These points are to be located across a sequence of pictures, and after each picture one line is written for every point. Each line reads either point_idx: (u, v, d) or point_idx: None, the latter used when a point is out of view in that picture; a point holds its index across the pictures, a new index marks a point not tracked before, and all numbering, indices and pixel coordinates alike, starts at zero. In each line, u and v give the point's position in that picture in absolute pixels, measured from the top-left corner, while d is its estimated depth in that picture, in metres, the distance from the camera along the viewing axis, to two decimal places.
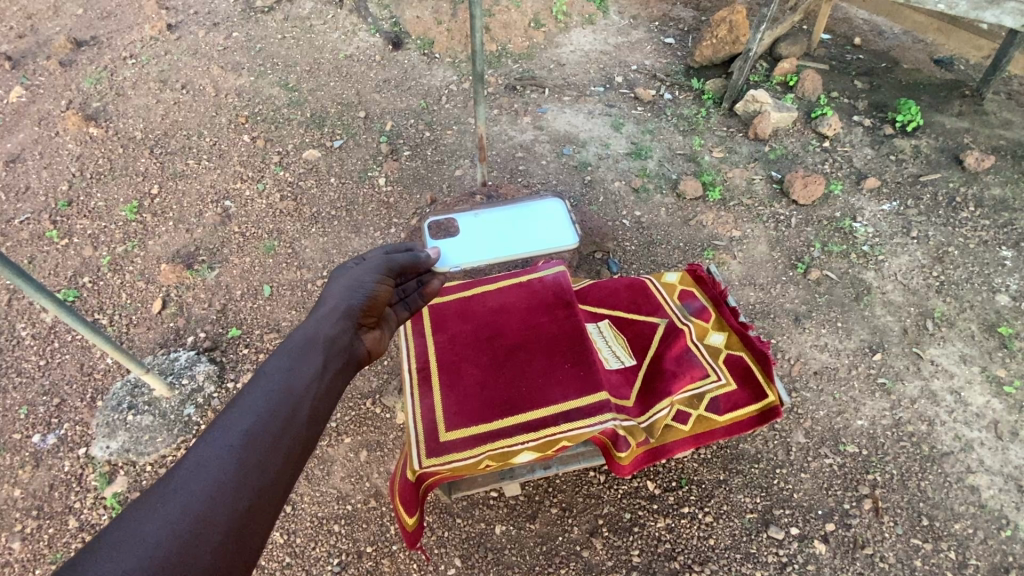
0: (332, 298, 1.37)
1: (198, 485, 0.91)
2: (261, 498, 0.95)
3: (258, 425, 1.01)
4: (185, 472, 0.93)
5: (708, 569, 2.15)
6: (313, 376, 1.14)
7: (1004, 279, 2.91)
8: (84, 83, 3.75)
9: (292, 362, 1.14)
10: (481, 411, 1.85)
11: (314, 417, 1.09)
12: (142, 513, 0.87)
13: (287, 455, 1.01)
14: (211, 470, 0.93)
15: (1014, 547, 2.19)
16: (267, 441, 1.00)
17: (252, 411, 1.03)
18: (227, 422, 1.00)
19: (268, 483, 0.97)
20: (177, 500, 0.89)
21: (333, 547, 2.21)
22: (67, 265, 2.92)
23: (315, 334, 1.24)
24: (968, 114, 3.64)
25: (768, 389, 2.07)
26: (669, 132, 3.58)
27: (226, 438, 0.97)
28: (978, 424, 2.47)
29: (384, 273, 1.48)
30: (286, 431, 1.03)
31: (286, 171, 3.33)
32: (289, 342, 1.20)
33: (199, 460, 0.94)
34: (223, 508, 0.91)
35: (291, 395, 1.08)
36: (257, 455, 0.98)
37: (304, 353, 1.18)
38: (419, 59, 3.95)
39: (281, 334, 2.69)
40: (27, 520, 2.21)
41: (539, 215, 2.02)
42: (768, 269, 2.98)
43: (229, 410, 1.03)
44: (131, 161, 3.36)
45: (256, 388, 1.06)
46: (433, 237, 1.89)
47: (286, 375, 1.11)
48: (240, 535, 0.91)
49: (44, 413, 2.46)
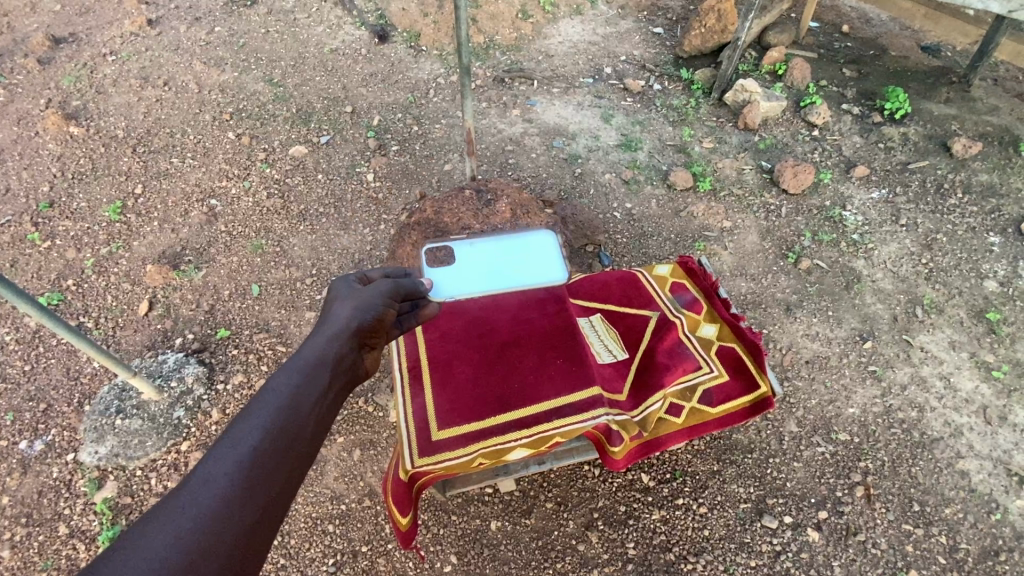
0: (339, 313, 1.33)
1: (205, 501, 0.90)
2: (263, 519, 0.93)
3: (265, 442, 0.99)
4: (193, 488, 0.91)
5: (704, 560, 2.16)
6: (321, 393, 1.12)
7: (992, 265, 2.93)
8: (63, 81, 3.68)
9: (300, 377, 1.12)
10: (473, 409, 1.84)
11: (318, 435, 1.07)
12: (149, 529, 0.85)
13: (290, 473, 0.99)
14: (220, 487, 0.92)
15: (1004, 531, 2.21)
16: (274, 459, 0.98)
17: (259, 425, 1.01)
18: (235, 437, 0.98)
19: (271, 502, 0.95)
20: (184, 516, 0.87)
21: (327, 547, 2.20)
22: (50, 268, 2.87)
23: (325, 349, 1.22)
24: (955, 101, 3.65)
25: (760, 380, 2.07)
26: (658, 123, 3.57)
27: (233, 455, 0.95)
28: (967, 410, 2.49)
29: (393, 294, 1.44)
30: (290, 448, 1.01)
31: (272, 168, 3.28)
32: (299, 357, 1.18)
33: (207, 477, 0.92)
34: (228, 530, 0.89)
35: (300, 412, 1.06)
36: (263, 473, 0.96)
37: (311, 369, 1.15)
38: (406, 52, 3.91)
39: (271, 333, 2.67)
40: (16, 528, 2.18)
41: (528, 251, 1.82)
42: (759, 259, 2.98)
43: (237, 422, 1.01)
44: (112, 161, 3.30)
45: (265, 402, 1.05)
46: (427, 265, 1.76)
47: (295, 391, 1.09)
48: (244, 556, 0.89)
49: (30, 420, 2.42)
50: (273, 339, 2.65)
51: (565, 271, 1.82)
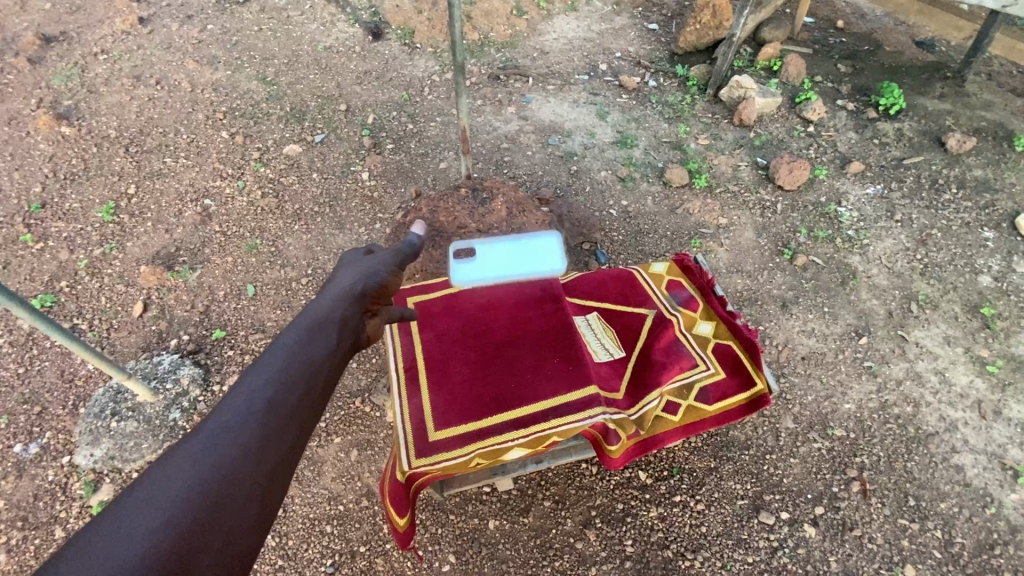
0: (344, 279, 1.35)
1: (222, 446, 0.89)
2: (280, 464, 0.92)
3: (279, 393, 0.98)
4: (209, 434, 0.90)
5: (701, 556, 2.17)
6: (330, 349, 1.12)
7: (986, 260, 2.94)
8: (54, 80, 3.65)
9: (309, 336, 1.12)
10: (469, 409, 1.83)
11: (329, 389, 1.07)
12: (165, 474, 0.84)
13: (305, 424, 0.98)
14: (236, 432, 0.91)
15: (998, 524, 2.23)
16: (288, 406, 0.97)
17: (271, 378, 1.00)
18: (247, 388, 0.97)
19: (287, 450, 0.94)
20: (202, 459, 0.86)
21: (325, 548, 2.20)
22: (43, 269, 2.86)
23: (332, 309, 1.22)
24: (949, 96, 3.66)
25: (756, 377, 2.08)
26: (654, 119, 3.56)
27: (248, 402, 0.94)
28: (961, 405, 2.51)
29: (394, 262, 1.46)
30: (302, 400, 1.00)
31: (267, 167, 3.26)
32: (305, 317, 1.18)
33: (222, 424, 0.91)
34: (246, 473, 0.88)
35: (310, 366, 1.06)
36: (278, 420, 0.95)
37: (319, 329, 1.15)
38: (400, 50, 3.89)
39: (266, 334, 2.66)
40: (12, 531, 2.17)
41: (534, 252, 2.10)
42: (755, 256, 2.98)
43: (249, 373, 1.00)
44: (105, 161, 3.28)
45: (274, 356, 1.04)
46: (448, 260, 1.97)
47: (303, 349, 1.08)
48: (263, 499, 0.88)
49: (24, 423, 2.41)
50: (268, 339, 2.64)
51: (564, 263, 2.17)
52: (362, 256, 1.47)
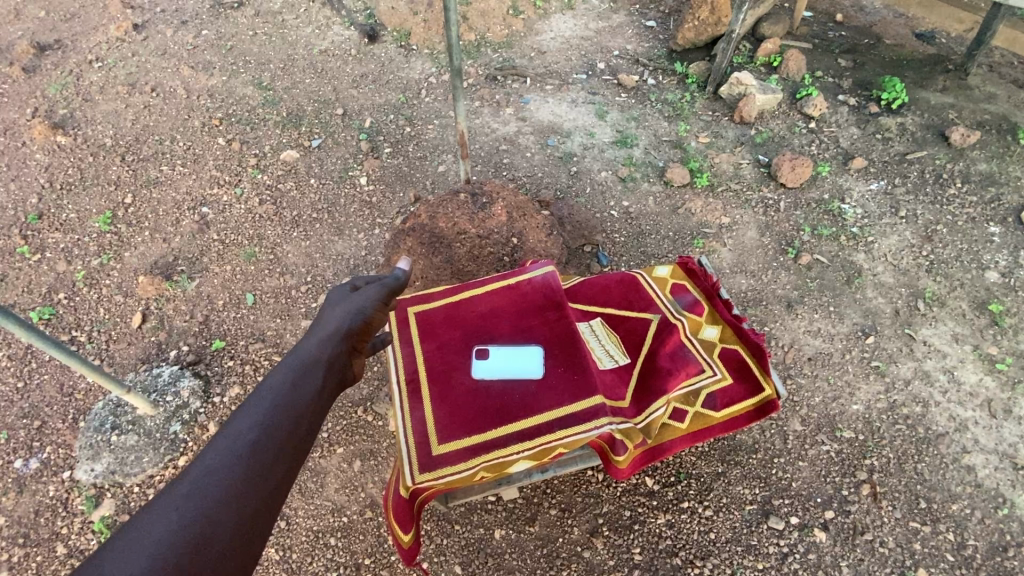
0: (327, 324, 1.46)
1: (208, 488, 0.93)
2: (264, 504, 0.97)
3: (263, 437, 1.04)
4: (195, 478, 0.95)
5: (710, 564, 2.14)
6: (313, 394, 1.20)
7: (993, 255, 2.91)
8: (49, 89, 3.62)
9: (292, 381, 1.20)
10: (472, 422, 1.80)
11: (312, 433, 1.14)
12: (151, 517, 0.88)
13: (288, 467, 1.03)
14: (221, 476, 0.96)
15: (1011, 526, 2.20)
16: (271, 449, 1.03)
17: (256, 422, 1.07)
18: (234, 432, 1.04)
19: (272, 490, 0.99)
20: (189, 504, 0.90)
21: (329, 561, 2.17)
22: (41, 281, 2.83)
23: (313, 355, 1.31)
24: (952, 89, 3.62)
25: (764, 382, 2.05)
26: (653, 118, 3.53)
27: (232, 448, 1.00)
28: (971, 404, 2.47)
29: (372, 305, 1.59)
30: (285, 442, 1.06)
31: (264, 174, 3.23)
32: (290, 362, 1.27)
33: (207, 467, 0.96)
34: (231, 513, 0.92)
35: (292, 409, 1.13)
36: (262, 462, 1.00)
37: (302, 373, 1.24)
38: (396, 52, 3.86)
39: (267, 343, 2.63)
40: (13, 549, 2.15)
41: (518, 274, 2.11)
42: (758, 256, 2.95)
43: (232, 421, 1.07)
44: (102, 170, 3.25)
45: (258, 401, 1.11)
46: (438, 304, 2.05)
47: (289, 392, 1.16)
48: (246, 540, 0.92)
49: (24, 437, 2.39)
50: (270, 349, 2.61)
51: (548, 266, 2.13)
52: (349, 292, 1.64)
